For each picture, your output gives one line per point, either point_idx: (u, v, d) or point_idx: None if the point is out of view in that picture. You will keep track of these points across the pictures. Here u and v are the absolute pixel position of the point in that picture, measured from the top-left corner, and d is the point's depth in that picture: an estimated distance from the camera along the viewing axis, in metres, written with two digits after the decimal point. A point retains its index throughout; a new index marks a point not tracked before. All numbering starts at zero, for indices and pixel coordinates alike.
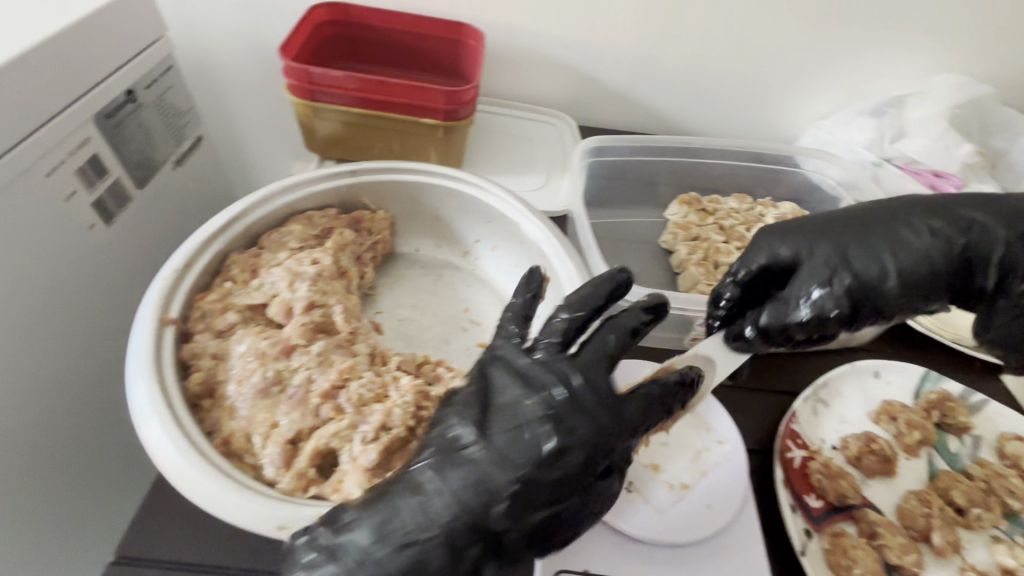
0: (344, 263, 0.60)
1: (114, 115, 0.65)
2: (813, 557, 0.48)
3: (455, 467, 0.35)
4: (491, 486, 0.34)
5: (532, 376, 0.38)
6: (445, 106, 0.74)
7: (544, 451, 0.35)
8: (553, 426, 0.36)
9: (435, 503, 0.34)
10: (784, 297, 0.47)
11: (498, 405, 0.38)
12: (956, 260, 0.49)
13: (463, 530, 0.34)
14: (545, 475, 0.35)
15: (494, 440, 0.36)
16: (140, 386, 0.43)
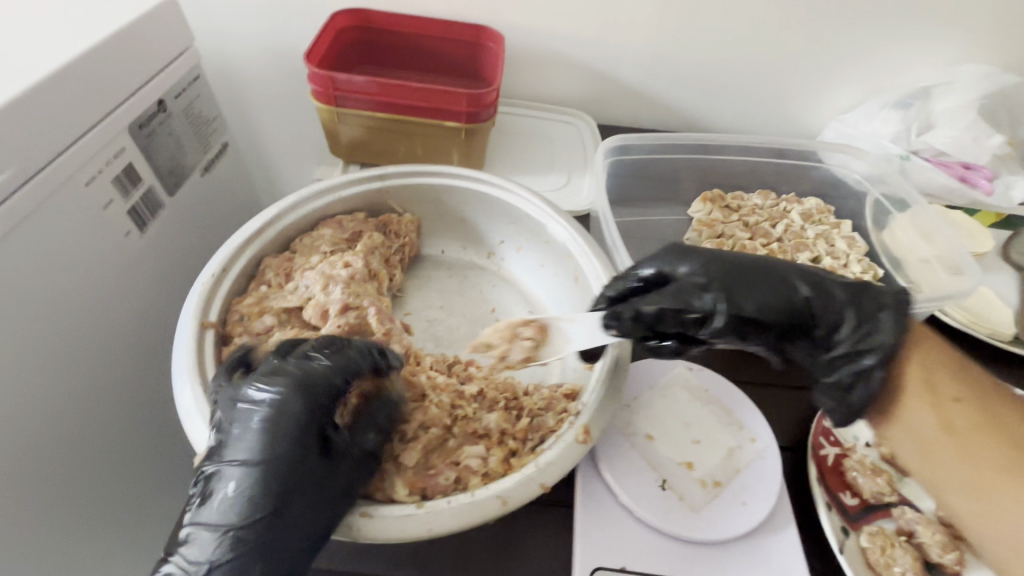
0: (374, 266, 0.61)
1: (146, 125, 0.67)
2: (851, 556, 0.48)
3: (211, 506, 0.38)
4: (252, 514, 0.37)
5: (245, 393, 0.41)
6: (467, 109, 0.75)
7: (289, 453, 0.39)
8: (270, 427, 0.39)
9: (214, 543, 0.37)
10: (676, 294, 0.47)
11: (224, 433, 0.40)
12: (805, 311, 0.47)
13: (249, 554, 0.37)
14: (285, 479, 0.38)
15: (235, 464, 0.38)
16: (185, 388, 0.45)
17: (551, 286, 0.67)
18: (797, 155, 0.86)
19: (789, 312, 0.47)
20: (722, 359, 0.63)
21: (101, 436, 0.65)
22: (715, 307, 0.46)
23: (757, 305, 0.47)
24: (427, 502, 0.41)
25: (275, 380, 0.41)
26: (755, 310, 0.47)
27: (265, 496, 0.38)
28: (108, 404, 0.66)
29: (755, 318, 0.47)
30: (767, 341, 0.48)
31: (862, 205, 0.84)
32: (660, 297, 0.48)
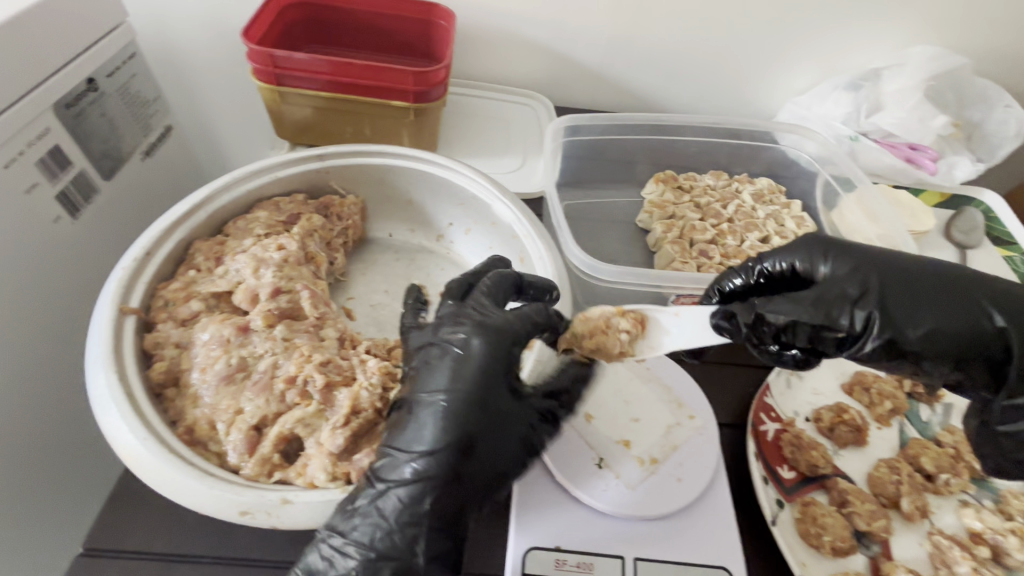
0: (311, 249, 0.59)
1: (74, 105, 0.63)
2: (784, 527, 0.49)
3: (413, 432, 0.39)
4: (423, 449, 0.38)
5: (446, 333, 0.42)
6: (414, 88, 0.72)
7: (475, 393, 0.39)
8: (466, 378, 0.40)
9: (389, 474, 0.38)
10: (816, 305, 0.43)
11: (424, 373, 0.41)
12: (981, 342, 0.42)
13: (439, 483, 0.37)
14: (473, 417, 0.39)
15: (438, 400, 0.39)
16: (99, 377, 0.43)
17: None
18: (751, 136, 0.86)
19: (957, 337, 0.42)
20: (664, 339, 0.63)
21: (36, 433, 0.62)
22: (871, 326, 0.42)
23: (919, 325, 0.42)
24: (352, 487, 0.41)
25: (462, 324, 0.42)
26: (913, 331, 0.42)
27: (459, 431, 0.38)
28: (43, 401, 0.63)
29: (910, 340, 0.42)
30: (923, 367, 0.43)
31: (813, 185, 0.85)
32: (798, 303, 0.43)
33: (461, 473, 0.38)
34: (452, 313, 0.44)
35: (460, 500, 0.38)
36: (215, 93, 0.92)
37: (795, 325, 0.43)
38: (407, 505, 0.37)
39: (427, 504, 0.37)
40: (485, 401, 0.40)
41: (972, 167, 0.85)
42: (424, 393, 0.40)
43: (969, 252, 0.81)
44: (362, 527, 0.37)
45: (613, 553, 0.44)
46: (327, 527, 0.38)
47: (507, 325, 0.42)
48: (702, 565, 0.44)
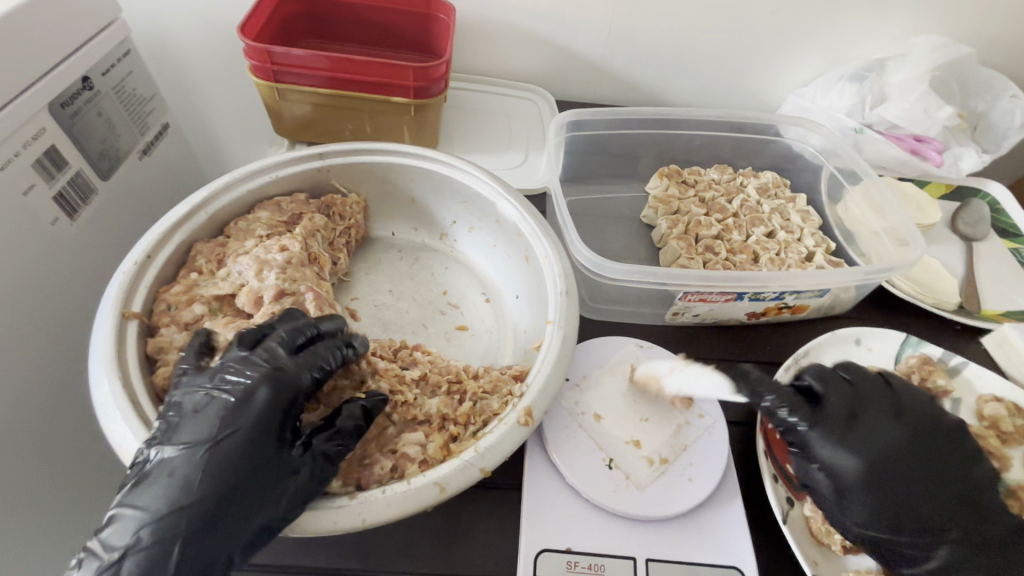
0: (314, 249, 0.58)
1: (70, 104, 0.62)
2: (794, 525, 0.48)
3: (156, 489, 0.36)
4: (161, 509, 0.36)
5: (224, 380, 0.40)
6: (414, 83, 0.71)
7: (234, 445, 0.38)
8: (223, 427, 0.38)
9: (122, 536, 0.35)
10: (837, 429, 0.47)
11: (184, 423, 0.39)
12: (892, 507, 0.45)
13: (177, 545, 0.35)
14: (226, 470, 0.37)
15: (189, 456, 0.37)
16: (102, 383, 0.42)
17: (503, 266, 0.66)
18: (755, 129, 0.85)
19: (902, 529, 0.45)
20: (670, 336, 0.63)
21: (38, 437, 0.62)
22: (851, 466, 0.46)
23: (879, 493, 0.45)
24: (361, 493, 0.40)
25: (247, 372, 0.41)
26: (875, 490, 0.46)
27: (210, 482, 0.36)
28: (44, 405, 0.62)
29: (859, 505, 0.45)
30: (857, 530, 0.45)
31: (818, 179, 0.84)
32: (845, 408, 0.48)
33: (201, 536, 0.35)
34: (234, 359, 0.42)
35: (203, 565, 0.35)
36: (212, 90, 0.91)
37: (812, 427, 0.47)
38: (136, 573, 0.34)
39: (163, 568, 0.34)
40: (245, 454, 0.38)
41: (979, 158, 0.84)
42: (174, 445, 0.38)
43: (975, 244, 0.80)
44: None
45: (625, 555, 0.44)
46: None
47: (295, 378, 0.42)
48: (715, 565, 0.44)
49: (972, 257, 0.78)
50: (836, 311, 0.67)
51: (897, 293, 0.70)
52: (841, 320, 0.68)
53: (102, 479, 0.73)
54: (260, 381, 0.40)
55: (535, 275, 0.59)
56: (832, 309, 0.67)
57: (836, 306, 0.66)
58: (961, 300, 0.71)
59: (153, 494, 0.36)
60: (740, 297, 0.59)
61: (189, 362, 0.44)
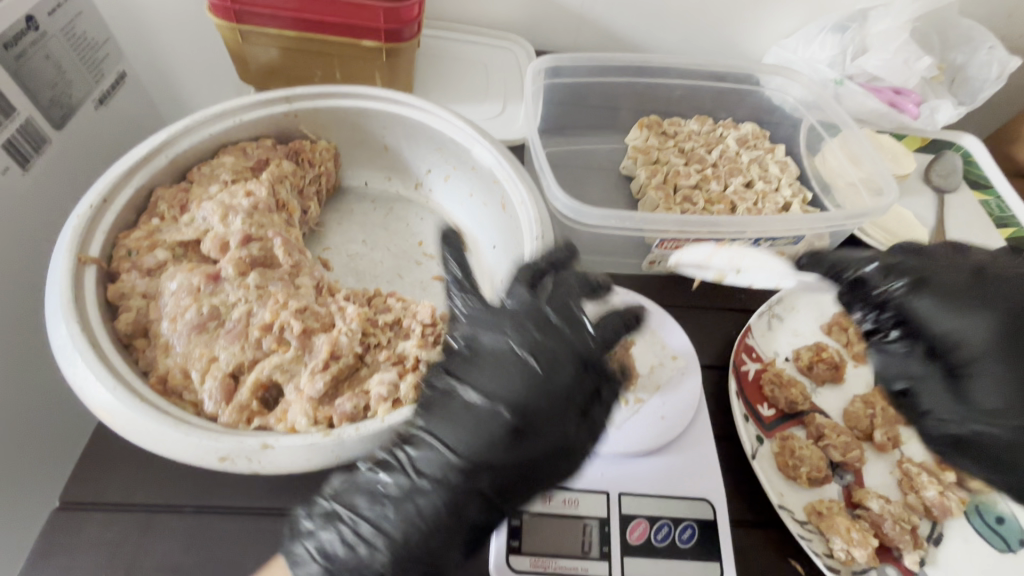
0: (281, 195, 0.56)
1: (14, 46, 0.57)
2: (763, 460, 0.50)
3: (460, 434, 0.40)
4: (458, 452, 0.39)
5: (490, 347, 0.43)
6: (385, 25, 0.68)
7: (537, 396, 0.41)
8: (513, 371, 0.42)
9: (413, 470, 0.39)
10: (951, 298, 0.46)
11: (476, 376, 0.42)
12: (994, 382, 0.43)
13: (460, 479, 0.39)
14: (541, 416, 0.41)
15: (475, 406, 0.41)
16: (61, 327, 0.41)
17: (479, 216, 0.64)
18: (737, 80, 0.83)
19: None
20: (646, 284, 0.64)
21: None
22: (976, 333, 0.44)
23: (1000, 364, 0.43)
24: (333, 430, 0.40)
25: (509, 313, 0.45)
26: (1001, 359, 0.43)
27: (500, 421, 0.40)
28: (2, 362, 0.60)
29: (973, 376, 0.44)
30: (975, 409, 0.43)
31: (798, 132, 0.84)
32: (965, 276, 0.47)
33: (505, 475, 0.40)
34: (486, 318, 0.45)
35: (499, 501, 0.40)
36: (171, 37, 0.85)
37: (914, 293, 0.47)
38: (431, 505, 0.38)
39: (463, 510, 0.39)
40: (545, 413, 0.41)
41: (954, 110, 0.84)
42: (463, 387, 0.42)
43: (946, 196, 0.81)
44: (380, 516, 0.38)
45: (597, 490, 0.45)
46: (328, 510, 0.38)
47: (559, 315, 0.44)
48: (685, 497, 0.45)
49: (943, 208, 0.79)
50: None
51: (869, 243, 0.71)
52: None
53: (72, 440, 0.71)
54: (511, 322, 0.44)
55: (511, 222, 0.58)
56: None
57: None
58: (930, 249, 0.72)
59: (444, 431, 0.40)
60: (716, 243, 0.60)
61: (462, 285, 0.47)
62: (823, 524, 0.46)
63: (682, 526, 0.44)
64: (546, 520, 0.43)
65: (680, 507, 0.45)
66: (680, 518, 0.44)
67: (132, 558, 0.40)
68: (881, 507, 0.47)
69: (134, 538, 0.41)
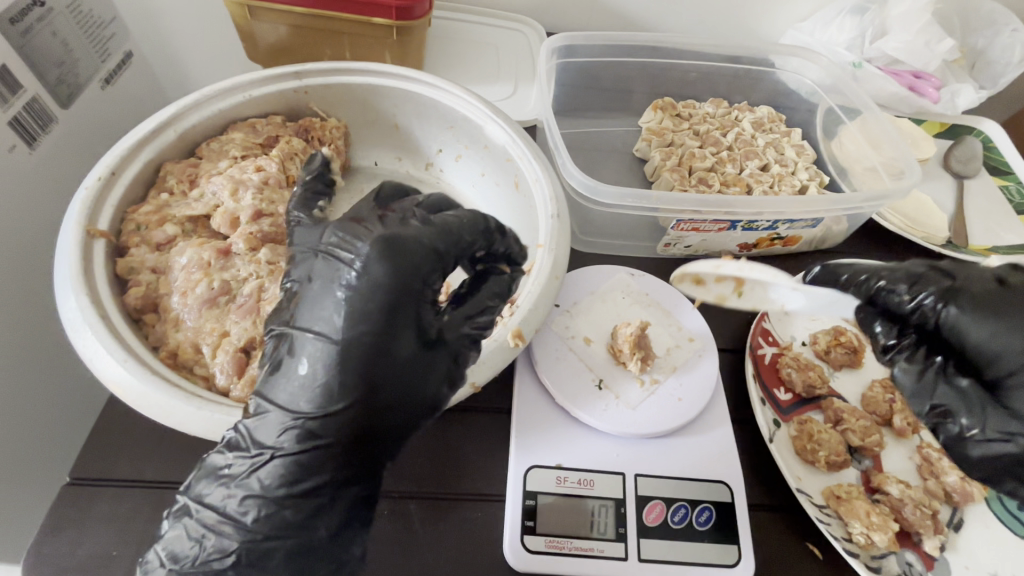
0: (292, 172, 0.55)
1: (20, 20, 0.56)
2: (780, 444, 0.49)
3: (292, 384, 0.33)
4: (301, 413, 0.33)
5: (322, 283, 0.35)
6: (397, 3, 0.66)
7: (373, 326, 0.34)
8: (353, 306, 0.34)
9: (254, 442, 0.33)
10: (990, 305, 0.40)
11: (311, 316, 0.35)
12: None
13: (312, 442, 0.33)
14: (385, 348, 0.34)
15: (318, 352, 0.33)
16: (69, 299, 0.40)
17: (491, 195, 0.63)
18: (753, 63, 0.82)
19: None
20: (661, 268, 0.63)
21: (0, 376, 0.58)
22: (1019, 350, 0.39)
23: None
24: None
25: (347, 240, 0.35)
26: None
27: (344, 368, 0.33)
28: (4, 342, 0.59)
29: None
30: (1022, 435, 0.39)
31: (816, 116, 0.82)
32: (990, 282, 0.41)
33: (361, 431, 0.33)
34: (310, 242, 0.37)
35: (370, 457, 0.34)
36: (177, 17, 0.84)
37: (948, 303, 0.41)
38: (282, 477, 0.33)
39: (319, 471, 0.33)
40: (384, 344, 0.34)
41: (975, 94, 0.83)
42: (305, 329, 0.34)
43: (966, 182, 0.79)
44: (229, 500, 0.33)
45: (614, 471, 0.44)
46: (182, 506, 0.34)
47: (412, 236, 0.36)
48: (702, 480, 0.45)
49: (962, 193, 0.78)
50: (827, 244, 0.67)
51: (888, 228, 0.70)
52: (831, 254, 0.67)
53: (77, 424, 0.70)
54: (345, 246, 0.35)
55: (526, 201, 0.57)
56: (824, 243, 0.66)
57: (827, 239, 0.66)
58: (950, 235, 0.70)
59: (290, 396, 0.33)
60: (733, 225, 0.58)
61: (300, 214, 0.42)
62: (842, 508, 0.45)
63: (699, 509, 0.43)
64: (560, 501, 0.43)
65: (697, 489, 0.44)
66: (697, 501, 0.44)
67: (144, 534, 0.40)
68: (901, 492, 0.46)
69: (146, 514, 0.40)
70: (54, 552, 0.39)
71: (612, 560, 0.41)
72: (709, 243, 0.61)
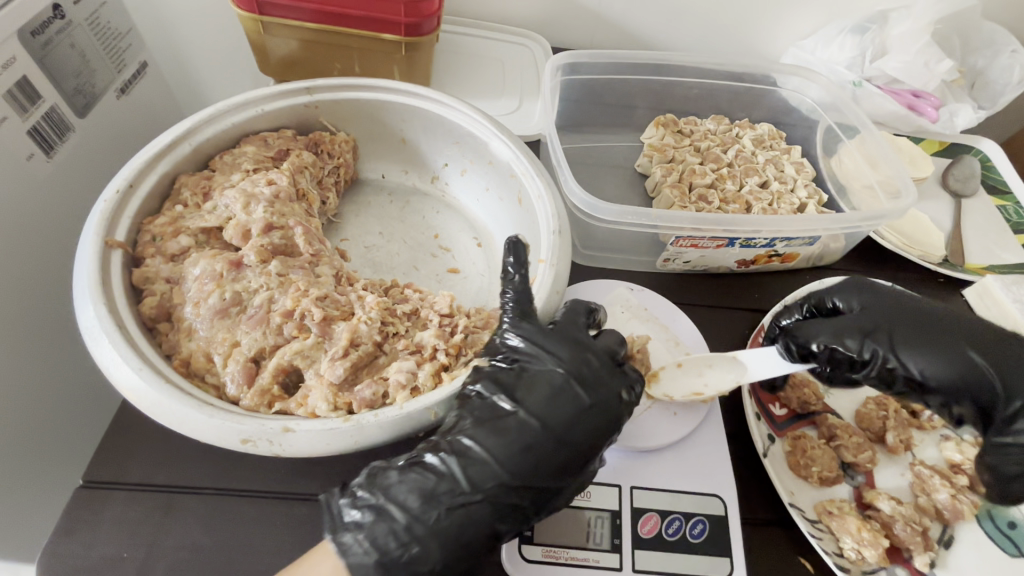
0: (302, 185, 0.57)
1: (41, 34, 0.58)
2: (774, 459, 0.50)
3: (502, 437, 0.40)
4: (496, 463, 0.39)
5: (536, 366, 0.42)
6: (405, 19, 0.68)
7: (579, 430, 0.41)
8: (562, 403, 0.41)
9: (463, 476, 0.38)
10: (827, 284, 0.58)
11: (525, 387, 0.42)
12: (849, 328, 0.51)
13: (511, 496, 0.39)
14: (582, 439, 0.40)
15: (519, 420, 0.40)
16: (87, 308, 0.41)
17: (496, 210, 0.65)
18: (754, 80, 0.83)
19: (894, 334, 0.50)
20: (660, 283, 0.64)
21: (15, 380, 0.60)
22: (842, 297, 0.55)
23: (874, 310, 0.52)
24: (353, 416, 0.40)
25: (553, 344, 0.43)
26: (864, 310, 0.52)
27: (554, 451, 0.40)
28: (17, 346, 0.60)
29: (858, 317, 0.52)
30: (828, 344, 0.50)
31: (815, 133, 0.83)
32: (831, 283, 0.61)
33: (540, 500, 0.40)
34: (537, 340, 0.43)
35: (532, 513, 0.39)
36: (191, 28, 0.86)
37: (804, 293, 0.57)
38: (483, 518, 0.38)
39: (500, 522, 0.38)
40: (570, 442, 0.40)
41: (973, 114, 0.84)
42: (508, 402, 0.41)
43: (964, 200, 0.80)
44: (425, 518, 0.37)
45: (610, 483, 0.45)
46: (370, 502, 0.37)
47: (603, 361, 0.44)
48: (696, 493, 0.46)
49: (960, 212, 0.79)
50: (825, 261, 0.68)
51: (885, 246, 0.71)
52: (828, 270, 0.68)
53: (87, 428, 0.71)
54: (565, 358, 0.43)
55: (528, 216, 0.58)
56: (821, 260, 0.68)
57: (824, 256, 0.67)
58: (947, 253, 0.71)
59: (491, 450, 0.39)
60: (731, 243, 0.60)
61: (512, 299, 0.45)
62: (833, 523, 0.46)
63: (693, 521, 0.44)
64: (557, 511, 0.44)
65: (690, 502, 0.45)
66: (691, 513, 0.45)
67: (153, 538, 0.41)
68: (892, 508, 0.47)
69: (156, 518, 0.42)
70: (67, 554, 0.40)
71: (606, 570, 0.42)
72: (708, 260, 0.63)
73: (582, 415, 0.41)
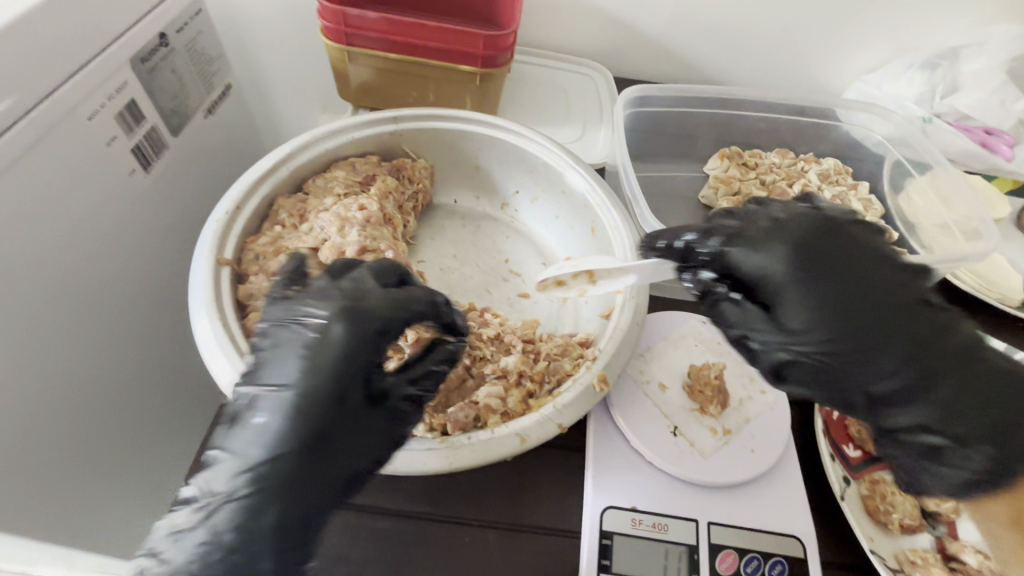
0: (388, 210, 0.60)
1: (148, 60, 0.63)
2: (852, 502, 0.49)
3: (251, 432, 0.35)
4: (262, 465, 0.34)
5: (296, 335, 0.37)
6: (484, 52, 0.71)
7: (324, 406, 0.35)
8: (313, 371, 0.35)
9: (216, 491, 0.34)
10: (756, 234, 0.42)
11: (274, 372, 0.36)
12: (780, 336, 0.40)
13: (274, 505, 0.34)
14: (341, 408, 0.36)
15: (277, 411, 0.35)
16: (204, 320, 0.45)
17: (565, 238, 0.67)
18: (818, 114, 0.83)
19: (844, 347, 0.38)
20: None
21: (102, 381, 0.63)
22: (771, 270, 0.40)
23: (822, 306, 0.39)
24: (448, 438, 0.42)
25: (320, 307, 0.37)
26: (806, 306, 0.39)
27: (303, 436, 0.34)
28: (104, 348, 0.63)
29: (792, 314, 0.39)
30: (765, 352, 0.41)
31: (884, 168, 0.82)
32: (764, 220, 0.43)
33: (302, 494, 0.35)
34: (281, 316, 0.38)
35: (314, 507, 0.35)
36: (271, 54, 0.92)
37: (727, 243, 0.42)
38: (236, 524, 0.33)
39: (259, 520, 0.34)
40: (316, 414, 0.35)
41: None
42: (267, 388, 0.35)
43: None
44: (179, 554, 0.33)
45: (687, 517, 0.46)
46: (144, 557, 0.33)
47: (380, 312, 0.38)
48: (775, 534, 0.45)
49: None
50: None
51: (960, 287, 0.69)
52: None
53: (155, 427, 0.74)
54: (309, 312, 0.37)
55: (602, 247, 0.60)
56: None
57: None
58: None
59: (245, 443, 0.34)
60: None
61: (279, 291, 0.40)
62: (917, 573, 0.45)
63: (771, 562, 0.44)
64: (635, 543, 0.44)
65: (768, 542, 0.45)
66: (769, 553, 0.44)
67: None
68: (979, 562, 0.46)
69: None
70: None
71: None
72: None
73: (332, 387, 0.36)
